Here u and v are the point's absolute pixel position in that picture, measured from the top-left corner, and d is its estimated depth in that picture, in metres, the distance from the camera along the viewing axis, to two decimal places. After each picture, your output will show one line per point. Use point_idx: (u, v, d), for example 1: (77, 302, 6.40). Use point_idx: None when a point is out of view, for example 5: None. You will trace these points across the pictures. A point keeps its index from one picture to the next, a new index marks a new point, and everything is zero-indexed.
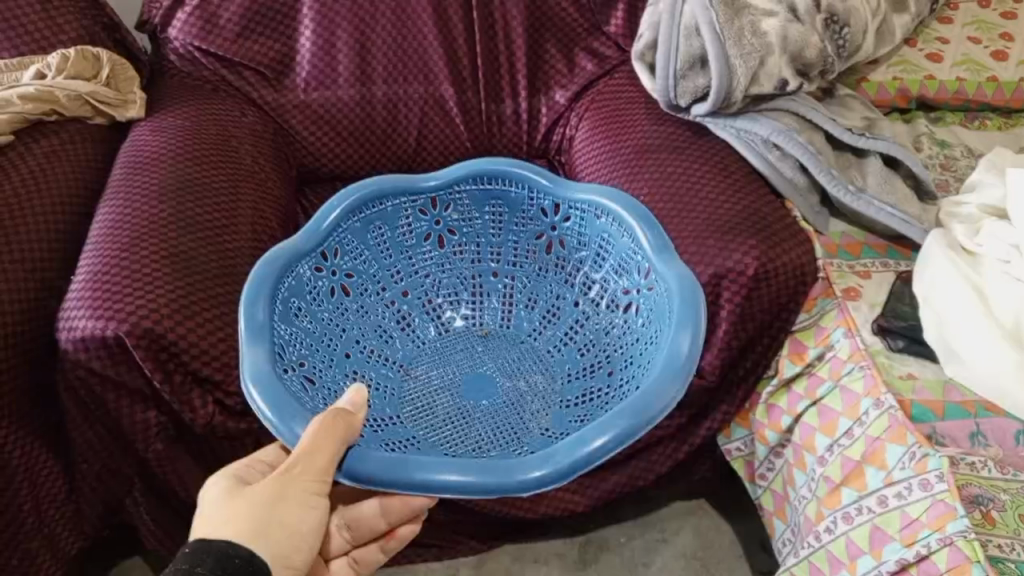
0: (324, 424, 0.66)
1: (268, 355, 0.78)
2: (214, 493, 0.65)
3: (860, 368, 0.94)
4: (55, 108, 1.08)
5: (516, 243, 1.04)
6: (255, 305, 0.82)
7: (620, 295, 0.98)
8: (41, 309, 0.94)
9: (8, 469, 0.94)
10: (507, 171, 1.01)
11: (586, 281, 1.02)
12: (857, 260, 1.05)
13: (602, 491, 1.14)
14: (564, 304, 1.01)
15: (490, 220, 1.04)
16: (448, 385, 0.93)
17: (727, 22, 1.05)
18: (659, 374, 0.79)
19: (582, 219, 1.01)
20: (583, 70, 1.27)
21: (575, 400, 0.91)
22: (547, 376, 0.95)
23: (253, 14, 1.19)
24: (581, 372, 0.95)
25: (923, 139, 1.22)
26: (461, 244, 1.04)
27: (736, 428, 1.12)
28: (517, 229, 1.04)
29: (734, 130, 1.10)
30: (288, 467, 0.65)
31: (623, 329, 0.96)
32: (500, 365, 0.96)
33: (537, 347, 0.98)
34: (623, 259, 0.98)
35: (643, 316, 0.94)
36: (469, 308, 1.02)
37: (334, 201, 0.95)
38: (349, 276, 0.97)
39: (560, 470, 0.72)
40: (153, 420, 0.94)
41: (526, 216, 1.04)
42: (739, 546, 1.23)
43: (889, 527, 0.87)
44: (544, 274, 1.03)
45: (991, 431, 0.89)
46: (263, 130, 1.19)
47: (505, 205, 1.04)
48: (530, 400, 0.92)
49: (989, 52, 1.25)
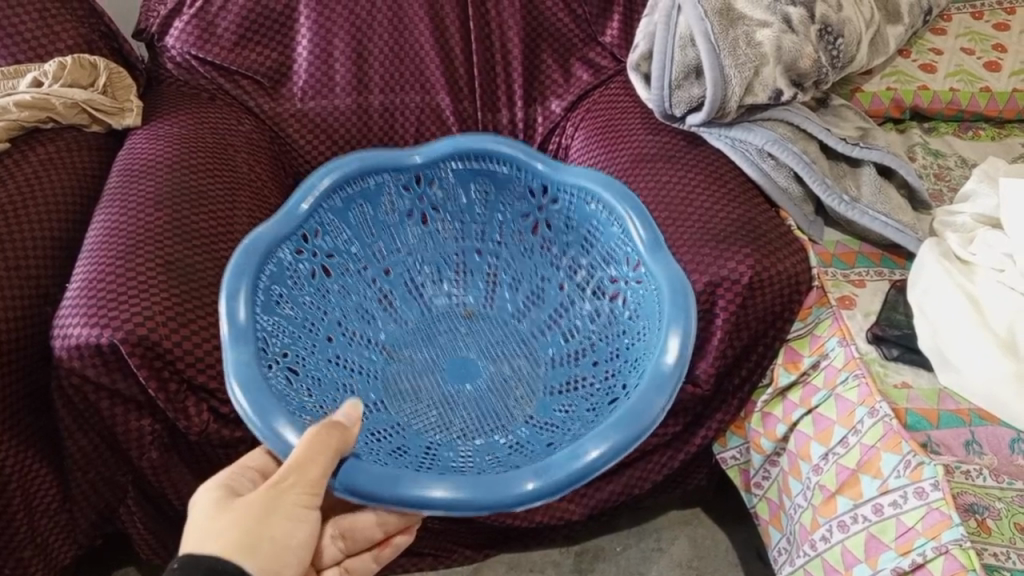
0: (318, 436, 0.66)
1: (256, 356, 0.78)
2: (204, 506, 0.64)
3: (855, 377, 0.94)
4: (50, 115, 1.08)
5: (502, 220, 1.05)
6: (237, 297, 0.81)
7: (607, 283, 0.98)
8: (37, 316, 0.94)
9: (2, 477, 0.93)
10: (492, 150, 1.02)
11: (572, 265, 1.01)
12: (852, 269, 1.05)
13: (597, 500, 1.14)
14: (549, 286, 1.01)
15: (476, 198, 1.05)
16: (430, 368, 0.94)
17: (722, 33, 1.05)
18: (651, 385, 0.79)
19: (568, 204, 1.02)
20: (579, 80, 1.28)
21: (560, 387, 0.92)
22: (531, 360, 0.95)
23: (251, 23, 1.19)
24: (567, 356, 0.95)
25: (917, 149, 1.23)
26: (444, 222, 1.05)
27: (731, 436, 1.13)
28: (501, 208, 1.05)
29: (728, 139, 1.11)
30: (279, 478, 0.64)
31: (609, 317, 0.97)
32: (484, 348, 0.97)
33: (522, 329, 0.99)
34: (611, 247, 0.98)
35: (631, 308, 0.95)
36: (453, 285, 1.03)
37: (318, 179, 0.95)
38: (330, 257, 0.97)
39: (552, 484, 0.72)
40: (148, 428, 0.93)
41: (512, 194, 1.05)
42: (734, 554, 1.23)
43: (884, 536, 0.88)
44: (530, 254, 1.04)
45: (985, 439, 0.89)
46: (259, 139, 1.20)
47: (491, 184, 1.05)
48: (514, 386, 0.92)
49: (982, 63, 1.26)
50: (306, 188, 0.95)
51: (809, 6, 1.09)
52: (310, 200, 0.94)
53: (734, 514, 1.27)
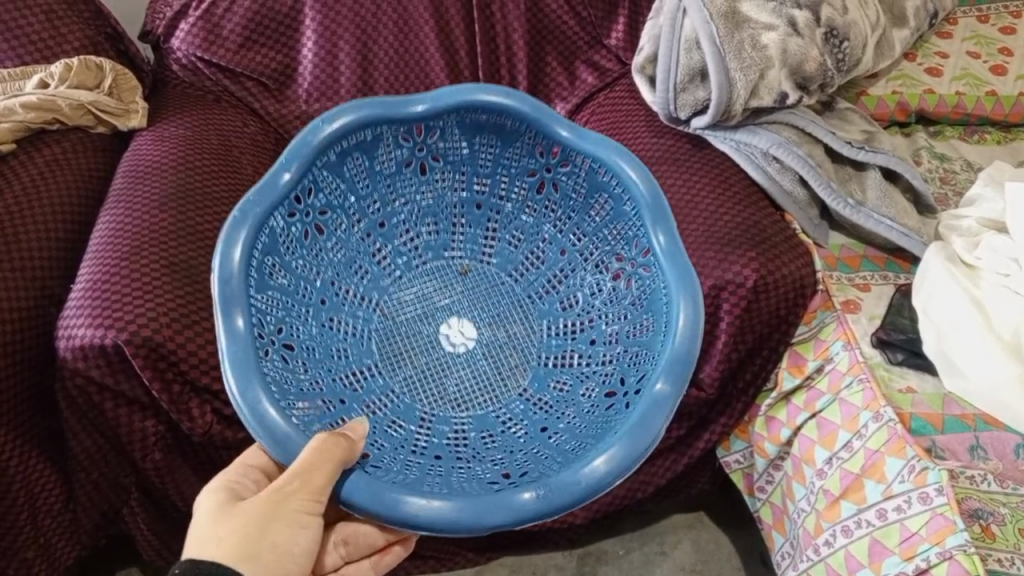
0: (325, 445, 0.66)
1: (252, 344, 0.76)
2: (204, 510, 0.64)
3: (859, 381, 0.94)
4: (56, 117, 1.08)
5: (505, 174, 1.03)
6: (229, 283, 0.78)
7: (611, 261, 0.99)
8: (42, 317, 0.94)
9: (5, 478, 0.94)
10: (504, 108, 0.96)
11: (574, 231, 1.03)
12: (857, 273, 1.05)
13: (601, 504, 1.13)
14: (550, 250, 1.04)
15: (479, 148, 1.02)
16: (426, 326, 0.97)
17: (727, 36, 1.05)
18: (655, 409, 0.78)
19: (578, 172, 1.00)
20: (583, 83, 1.29)
21: (555, 359, 0.96)
22: (527, 327, 0.98)
23: (256, 25, 1.19)
24: (562, 328, 0.98)
25: (923, 152, 1.22)
26: (443, 171, 1.02)
27: (735, 440, 1.12)
28: (506, 162, 1.02)
29: (733, 142, 1.11)
30: (282, 484, 0.64)
31: (609, 295, 0.98)
32: (478, 307, 0.99)
33: (518, 292, 1.01)
34: (620, 225, 0.99)
35: (634, 293, 0.95)
36: (448, 238, 1.04)
37: (309, 134, 0.89)
38: (323, 213, 0.94)
39: (549, 496, 0.72)
40: (152, 429, 0.94)
41: (518, 148, 1.01)
42: (738, 558, 1.22)
43: (888, 540, 0.87)
44: (530, 211, 1.04)
45: (990, 444, 0.89)
46: (264, 141, 1.21)
47: (497, 139, 1.01)
48: (508, 354, 0.96)
49: (988, 67, 1.26)
50: (296, 152, 0.88)
51: (814, 9, 1.09)
52: (301, 161, 0.88)
53: (737, 517, 1.26)
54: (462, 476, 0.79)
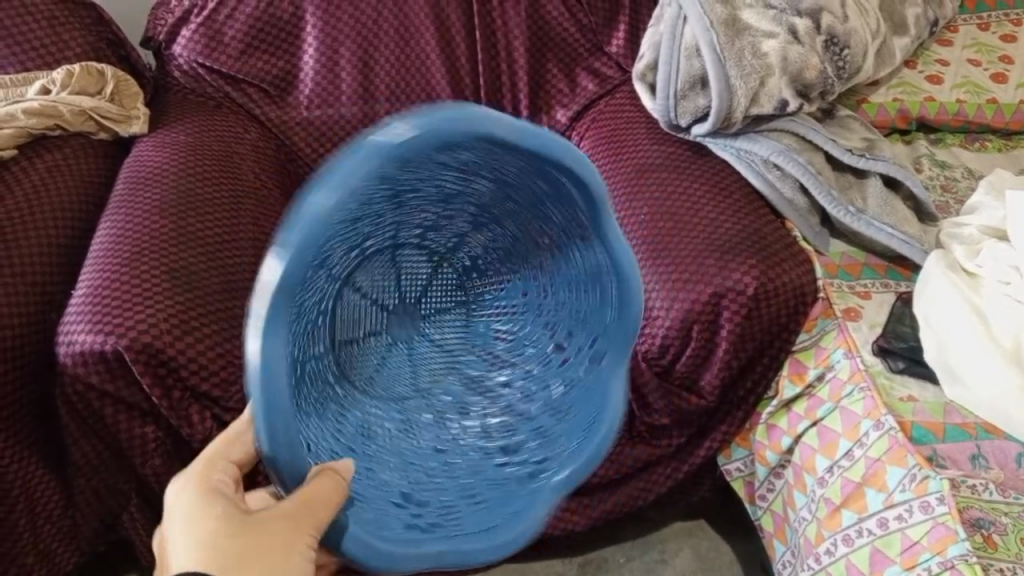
0: (321, 486, 0.59)
1: (276, 350, 0.58)
2: (191, 508, 0.62)
3: (860, 390, 0.94)
4: (57, 123, 1.08)
5: (539, 214, 0.80)
6: (284, 281, 0.58)
7: (562, 338, 0.83)
8: (44, 323, 0.95)
9: (5, 482, 0.94)
10: (581, 176, 0.68)
11: (543, 287, 0.87)
12: (858, 281, 1.05)
13: (601, 511, 1.13)
14: (513, 287, 0.92)
15: (532, 184, 0.75)
16: (382, 309, 0.90)
17: (728, 43, 1.06)
18: (547, 507, 0.69)
19: (587, 259, 0.78)
20: (584, 89, 1.28)
21: (469, 381, 0.86)
22: (464, 340, 0.92)
23: (257, 32, 1.20)
24: (489, 358, 0.89)
25: (923, 161, 1.22)
26: (484, 181, 0.77)
27: (736, 448, 1.12)
28: (546, 211, 0.78)
29: (734, 150, 1.11)
30: (281, 513, 0.60)
31: (540, 355, 0.85)
32: (433, 300, 0.95)
33: (481, 317, 0.94)
34: (575, 314, 0.82)
35: (564, 377, 0.81)
36: (447, 222, 0.87)
37: (393, 143, 0.59)
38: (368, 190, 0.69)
39: (392, 556, 0.62)
40: (151, 435, 0.94)
41: (559, 212, 0.77)
42: (739, 566, 1.22)
43: (889, 550, 0.87)
44: (520, 244, 0.87)
45: (991, 453, 0.88)
46: (266, 148, 1.21)
47: (550, 190, 0.74)
48: (436, 359, 0.90)
49: (988, 74, 1.26)
50: (390, 150, 0.59)
51: (815, 17, 1.09)
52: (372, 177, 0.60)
53: None
54: (360, 482, 0.69)
